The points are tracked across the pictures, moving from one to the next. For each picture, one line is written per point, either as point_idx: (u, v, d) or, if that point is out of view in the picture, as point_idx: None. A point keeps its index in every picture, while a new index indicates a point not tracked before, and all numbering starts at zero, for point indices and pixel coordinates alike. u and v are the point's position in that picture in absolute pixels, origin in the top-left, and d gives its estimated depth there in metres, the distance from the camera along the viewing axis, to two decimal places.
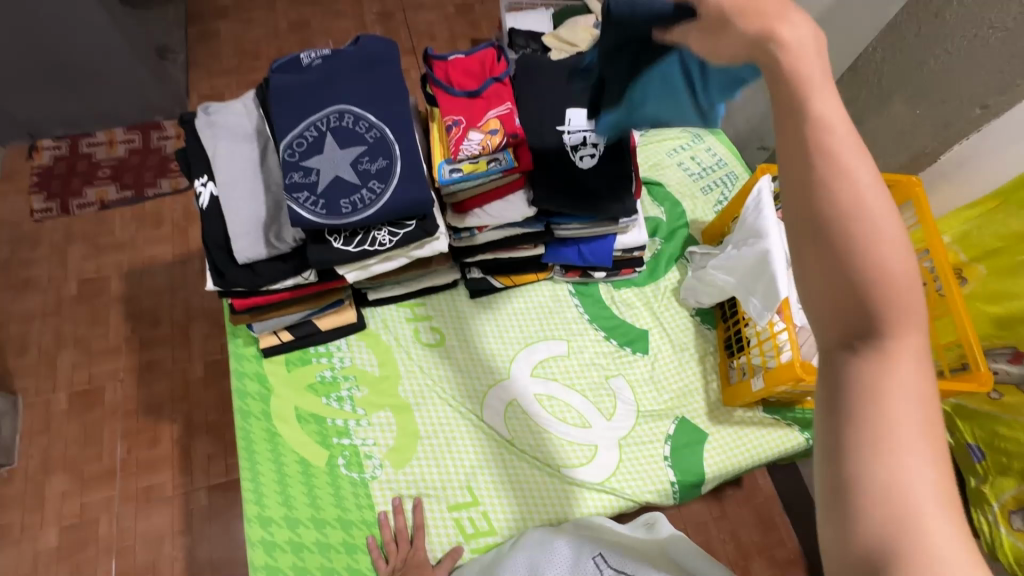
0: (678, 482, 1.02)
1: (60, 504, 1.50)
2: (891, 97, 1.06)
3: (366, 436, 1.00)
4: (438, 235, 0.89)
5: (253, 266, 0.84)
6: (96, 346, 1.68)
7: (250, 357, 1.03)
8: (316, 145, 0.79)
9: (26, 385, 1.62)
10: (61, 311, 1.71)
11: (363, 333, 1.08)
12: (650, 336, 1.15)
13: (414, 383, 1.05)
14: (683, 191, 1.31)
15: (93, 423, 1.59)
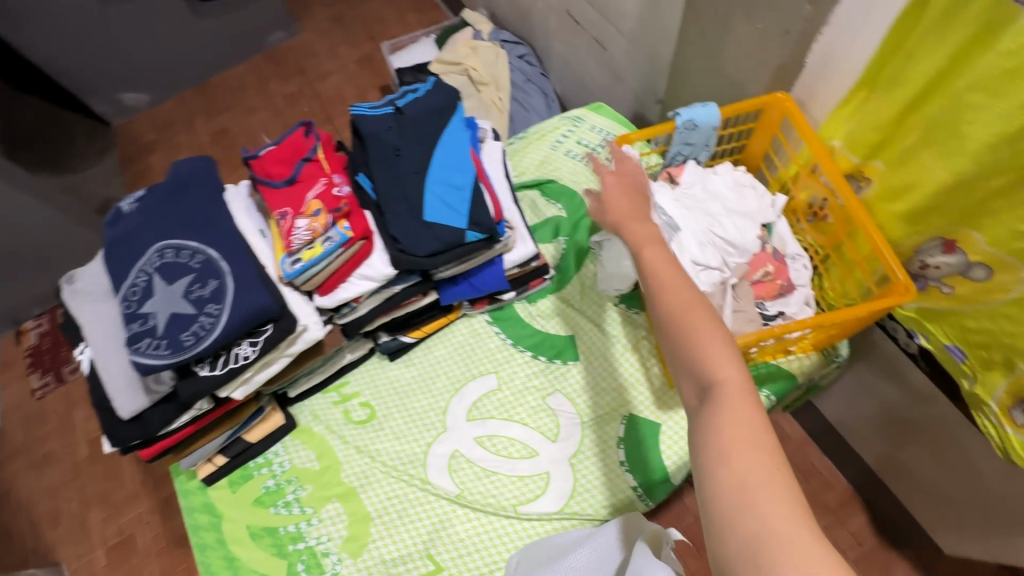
0: (640, 485, 0.96)
1: None
2: (732, 19, 0.97)
3: (320, 534, 0.99)
4: (306, 326, 0.89)
5: (140, 416, 0.86)
6: (118, 496, 1.75)
7: (195, 490, 1.04)
8: (148, 289, 0.80)
9: (68, 553, 1.70)
10: (81, 475, 1.79)
11: (296, 431, 1.08)
12: (577, 341, 1.10)
13: (354, 466, 1.04)
14: (579, 179, 1.24)
15: (132, 570, 1.66)
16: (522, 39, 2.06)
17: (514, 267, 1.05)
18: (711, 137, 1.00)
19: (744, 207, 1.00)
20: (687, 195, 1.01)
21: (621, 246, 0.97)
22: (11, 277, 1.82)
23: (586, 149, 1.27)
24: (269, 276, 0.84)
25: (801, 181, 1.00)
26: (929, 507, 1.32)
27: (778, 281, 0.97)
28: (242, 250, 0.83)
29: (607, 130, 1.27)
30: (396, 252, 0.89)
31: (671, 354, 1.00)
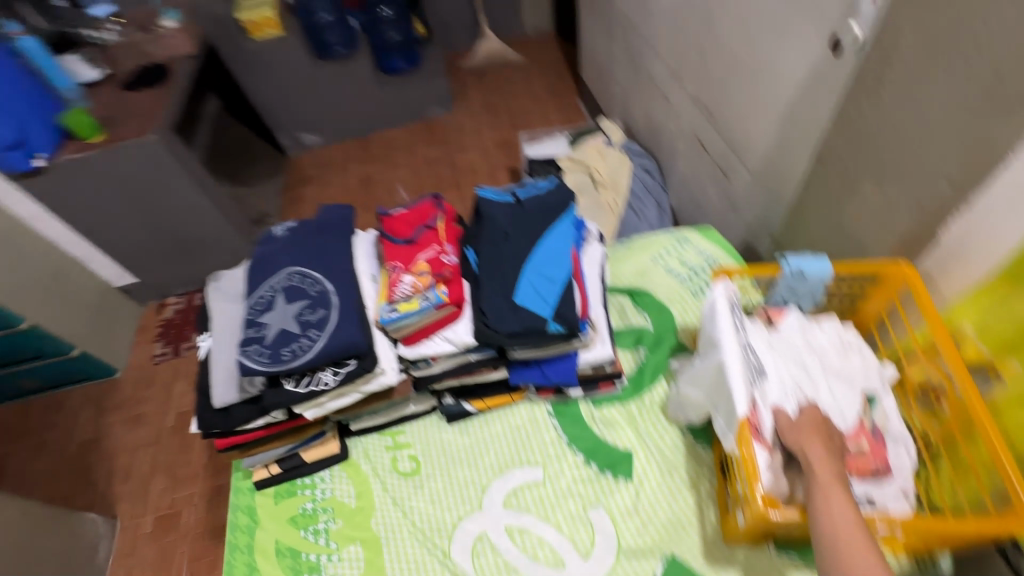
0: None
1: None
2: (861, 182, 0.98)
3: (336, 573, 1.01)
4: (383, 370, 0.95)
5: (227, 409, 0.96)
6: (181, 472, 1.92)
7: (245, 489, 1.12)
8: (271, 303, 0.93)
9: (124, 509, 1.86)
10: (160, 442, 1.99)
11: (345, 463, 1.14)
12: (634, 458, 1.05)
13: (385, 516, 1.06)
14: (672, 295, 1.25)
15: (168, 546, 1.78)
16: (648, 153, 2.18)
17: (587, 366, 1.06)
18: (819, 288, 0.98)
19: (843, 371, 0.94)
20: (784, 340, 0.96)
21: (700, 374, 0.94)
22: (174, 259, 2.17)
23: (686, 270, 1.28)
24: (367, 317, 0.94)
25: (917, 359, 0.92)
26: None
27: (871, 461, 0.87)
28: (352, 290, 0.94)
29: (711, 256, 1.27)
30: (482, 325, 0.96)
31: (731, 506, 0.93)
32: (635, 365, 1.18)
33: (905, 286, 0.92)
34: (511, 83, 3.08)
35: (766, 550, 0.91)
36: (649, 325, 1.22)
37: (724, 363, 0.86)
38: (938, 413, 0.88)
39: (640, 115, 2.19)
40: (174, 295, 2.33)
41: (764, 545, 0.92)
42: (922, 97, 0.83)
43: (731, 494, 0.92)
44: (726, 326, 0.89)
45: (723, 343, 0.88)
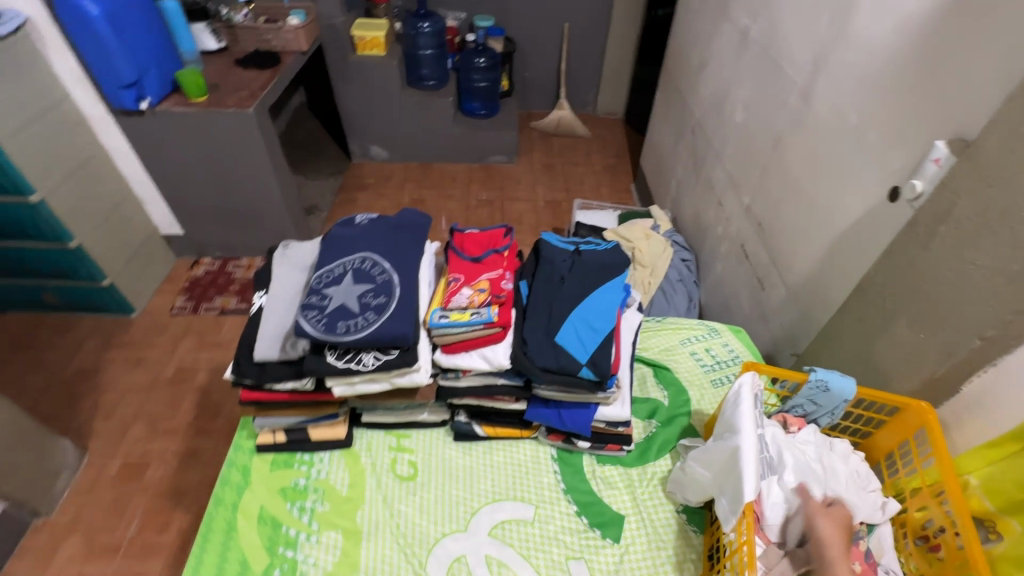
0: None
1: (63, 567, 1.54)
2: (894, 319, 1.06)
3: (310, 554, 1.01)
4: (418, 368, 1.01)
5: (264, 364, 1.01)
6: (163, 424, 1.86)
7: (245, 449, 1.14)
8: (338, 279, 1.01)
9: (97, 446, 1.80)
10: (153, 389, 1.95)
11: (346, 451, 1.16)
12: (625, 523, 1.06)
13: (372, 511, 1.07)
14: (693, 379, 1.30)
15: (125, 495, 1.69)
16: (689, 247, 2.29)
17: (601, 421, 1.10)
18: (839, 407, 1.02)
19: (851, 496, 0.95)
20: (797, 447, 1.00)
21: (709, 455, 0.98)
22: (226, 223, 2.26)
23: (711, 360, 1.34)
24: (419, 315, 1.00)
25: (920, 499, 0.94)
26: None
27: None
28: (414, 287, 1.01)
29: (737, 353, 1.33)
30: (519, 352, 1.01)
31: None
32: (645, 435, 1.20)
33: (920, 425, 0.96)
34: (573, 153, 3.28)
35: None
36: (665, 400, 1.26)
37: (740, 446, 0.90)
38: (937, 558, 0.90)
39: (689, 212, 2.32)
40: (211, 257, 2.40)
41: None
42: (965, 256, 0.92)
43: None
44: (748, 412, 0.94)
45: (742, 427, 0.93)
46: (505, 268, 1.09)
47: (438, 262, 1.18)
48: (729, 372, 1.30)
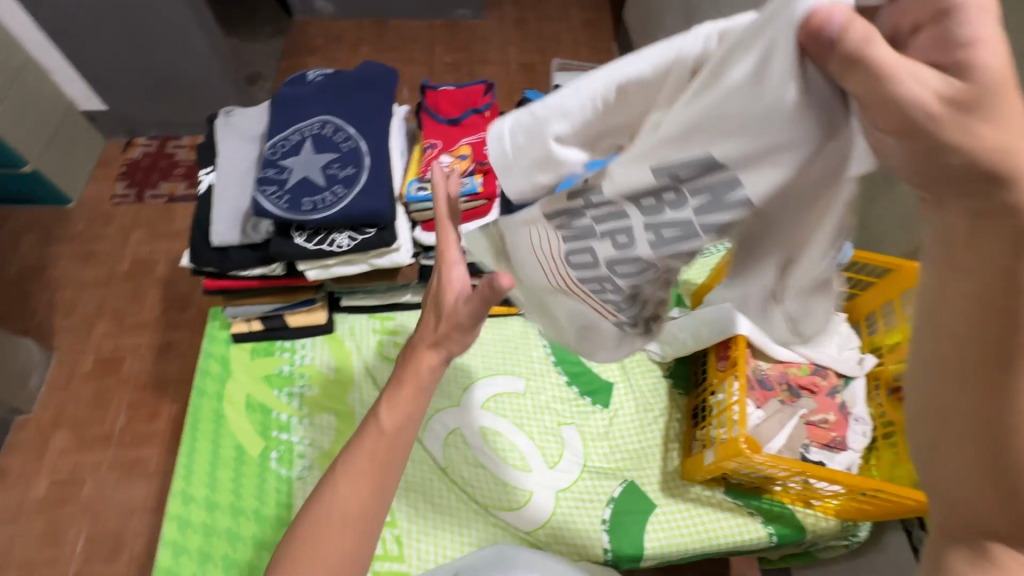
0: (611, 551, 0.94)
1: (57, 458, 1.55)
2: None
3: (304, 435, 1.01)
4: (398, 248, 0.93)
5: (225, 250, 0.91)
6: (130, 319, 1.77)
7: (221, 340, 1.08)
8: (296, 148, 0.87)
9: (63, 343, 1.72)
10: (111, 284, 1.83)
11: (329, 336, 1.12)
12: (614, 389, 1.09)
13: (362, 393, 1.06)
14: None
15: (106, 389, 1.66)
16: None
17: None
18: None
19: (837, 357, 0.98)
20: None
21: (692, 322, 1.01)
22: (154, 96, 1.95)
23: None
24: (394, 189, 0.89)
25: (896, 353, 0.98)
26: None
27: (832, 432, 0.94)
28: (385, 157, 0.88)
29: None
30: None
31: (698, 446, 0.99)
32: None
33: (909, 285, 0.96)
34: (549, 6, 2.88)
35: (715, 491, 1.00)
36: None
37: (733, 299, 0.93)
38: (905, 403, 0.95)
39: None
40: (144, 136, 2.08)
41: (715, 487, 1.00)
42: None
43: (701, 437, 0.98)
44: None
45: None
46: (486, 130, 0.96)
47: (410, 127, 1.04)
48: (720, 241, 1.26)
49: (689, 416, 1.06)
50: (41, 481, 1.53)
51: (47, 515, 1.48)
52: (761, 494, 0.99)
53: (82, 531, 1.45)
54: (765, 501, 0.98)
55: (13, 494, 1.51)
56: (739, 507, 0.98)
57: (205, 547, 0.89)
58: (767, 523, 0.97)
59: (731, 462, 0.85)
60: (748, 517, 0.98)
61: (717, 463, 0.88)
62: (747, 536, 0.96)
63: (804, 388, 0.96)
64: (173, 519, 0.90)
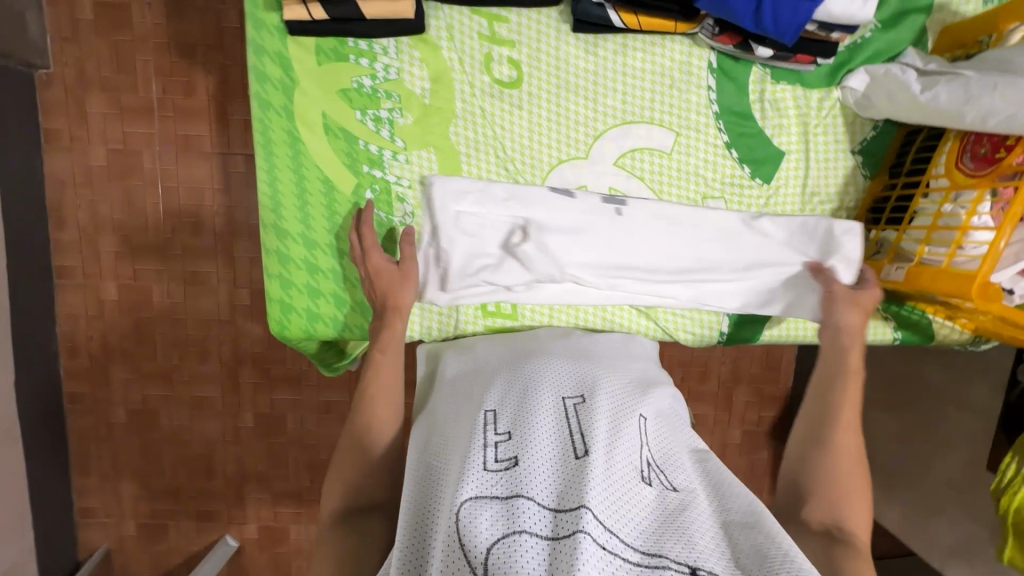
0: (728, 334, 0.95)
1: (115, 264, 1.39)
2: None
3: (401, 175, 0.88)
4: None
5: None
6: (126, 99, 1.31)
7: (271, 29, 0.82)
8: None
9: (58, 125, 1.32)
10: (79, 39, 1.28)
11: (420, 39, 0.85)
12: (784, 160, 0.91)
13: (468, 129, 0.88)
14: None
15: (136, 190, 1.36)
16: None
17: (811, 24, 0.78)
18: None
19: None
20: None
21: (986, 63, 0.74)
22: None
23: None
24: None
25: None
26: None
27: None
28: None
29: None
30: None
31: (866, 250, 0.89)
32: (836, 60, 0.87)
33: None
34: None
35: None
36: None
37: None
38: None
39: None
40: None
41: None
42: None
43: (880, 240, 0.86)
44: None
45: None
46: None
47: None
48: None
49: (867, 204, 0.91)
50: (109, 282, 1.41)
51: (128, 318, 1.42)
52: (905, 302, 0.95)
53: (172, 339, 1.44)
54: (907, 309, 0.95)
55: (88, 293, 1.41)
56: (876, 311, 0.95)
57: (312, 285, 0.90)
58: (897, 329, 0.96)
59: (932, 292, 0.74)
60: (881, 321, 0.96)
61: (909, 284, 0.77)
62: (873, 336, 0.96)
63: None
64: (276, 321, 0.89)
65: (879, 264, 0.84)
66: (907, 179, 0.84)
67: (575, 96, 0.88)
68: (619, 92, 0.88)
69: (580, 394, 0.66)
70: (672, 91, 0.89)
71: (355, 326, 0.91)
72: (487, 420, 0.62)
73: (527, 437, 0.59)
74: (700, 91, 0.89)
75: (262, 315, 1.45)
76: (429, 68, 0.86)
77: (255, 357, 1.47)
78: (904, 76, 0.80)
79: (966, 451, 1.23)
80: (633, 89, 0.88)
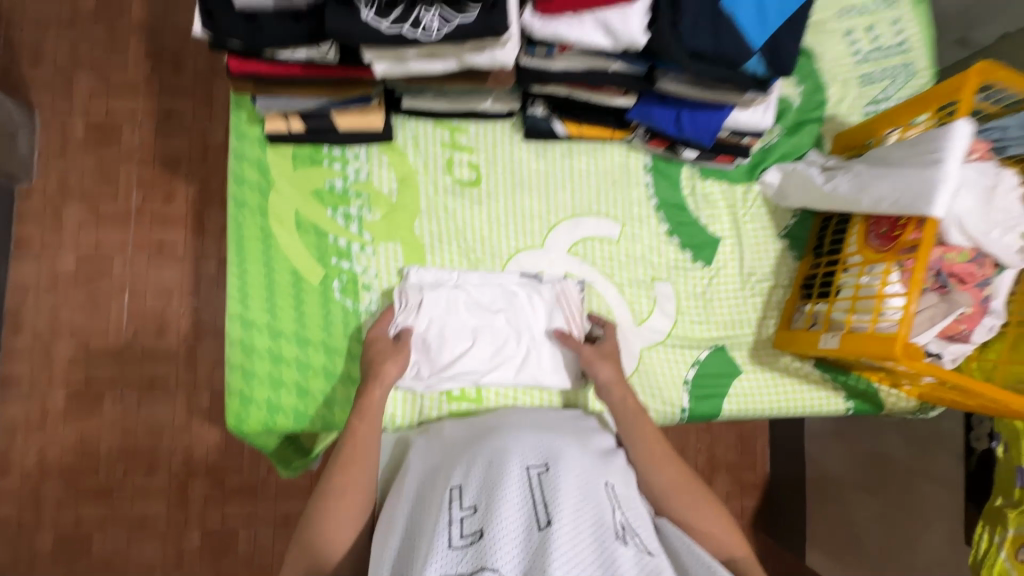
0: (690, 410, 0.96)
1: (67, 371, 1.35)
2: None
3: (368, 265, 0.93)
4: (504, 42, 0.69)
5: (254, 18, 0.68)
6: (104, 207, 1.37)
7: (252, 139, 0.91)
8: None
9: (30, 234, 1.35)
10: (67, 155, 1.37)
11: (388, 146, 0.95)
12: (720, 246, 1.01)
13: (432, 223, 0.95)
14: (837, 72, 1.05)
15: (101, 294, 1.36)
16: None
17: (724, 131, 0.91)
18: None
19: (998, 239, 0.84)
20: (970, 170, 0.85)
21: (869, 160, 0.87)
22: None
23: (869, 45, 1.05)
24: None
25: None
26: (833, 541, 1.50)
27: (963, 325, 0.88)
28: None
29: (906, 39, 1.05)
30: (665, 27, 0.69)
31: (804, 323, 0.95)
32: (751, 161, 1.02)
33: None
34: None
35: (805, 364, 1.00)
36: (796, 103, 1.03)
37: (943, 163, 0.75)
38: None
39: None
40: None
41: (806, 360, 1.00)
42: None
43: (815, 313, 0.93)
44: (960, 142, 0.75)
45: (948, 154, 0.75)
46: None
47: None
48: (887, 66, 1.05)
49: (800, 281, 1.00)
50: (57, 390, 1.35)
51: (72, 429, 1.34)
52: (851, 372, 1.00)
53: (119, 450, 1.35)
54: (854, 378, 1.00)
55: (31, 403, 1.34)
56: (826, 381, 1.00)
57: (275, 375, 0.89)
58: (849, 399, 1.00)
59: (865, 356, 0.79)
60: (833, 391, 1.00)
61: (844, 350, 0.82)
62: (827, 407, 0.99)
63: (954, 276, 0.86)
64: (233, 415, 0.87)
65: (817, 334, 0.89)
66: (827, 258, 0.94)
67: (529, 193, 0.98)
68: (568, 189, 0.99)
69: (545, 460, 0.63)
70: (615, 187, 1.00)
71: (317, 416, 0.90)
72: (452, 496, 0.60)
73: (491, 511, 0.57)
74: (638, 186, 1.00)
75: (220, 419, 1.38)
76: (396, 171, 0.95)
77: (209, 466, 1.38)
78: (808, 171, 0.93)
79: (944, 527, 1.22)
80: (580, 186, 0.99)
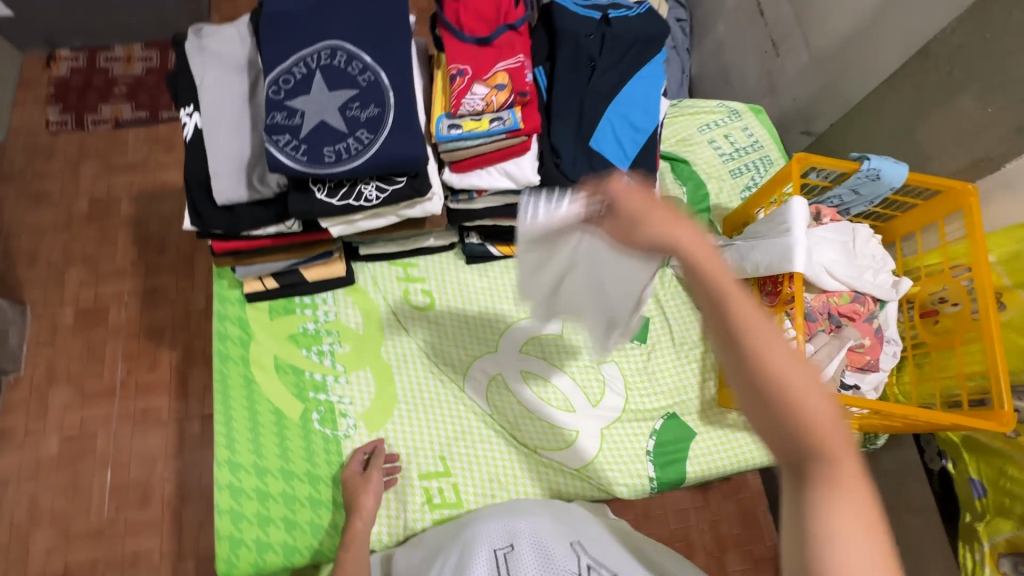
0: (656, 479, 1.04)
1: (45, 561, 1.32)
2: (958, 93, 0.97)
3: (343, 393, 1.04)
4: (430, 197, 0.89)
5: (231, 209, 0.87)
6: (90, 386, 1.45)
7: (233, 300, 1.06)
8: (304, 84, 0.79)
9: (16, 424, 1.41)
10: (56, 343, 1.48)
11: (351, 288, 1.10)
12: (650, 324, 1.16)
13: (397, 346, 1.08)
14: (711, 171, 1.29)
15: (83, 473, 1.39)
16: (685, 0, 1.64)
17: None
18: (880, 195, 1.03)
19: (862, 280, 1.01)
20: (823, 232, 1.04)
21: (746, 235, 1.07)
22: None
23: (730, 148, 1.32)
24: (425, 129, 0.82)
25: (937, 274, 1.04)
26: None
27: (867, 356, 1.01)
28: (415, 125, 0.79)
29: (757, 138, 1.31)
30: (551, 166, 0.89)
31: None
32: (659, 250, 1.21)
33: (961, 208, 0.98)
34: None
35: None
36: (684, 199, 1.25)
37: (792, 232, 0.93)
38: (936, 324, 1.03)
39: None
40: (56, 108, 1.63)
41: None
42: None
43: None
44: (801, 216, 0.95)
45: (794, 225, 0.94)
46: (523, 52, 0.89)
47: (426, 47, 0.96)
48: (749, 160, 1.31)
49: None
50: None
51: None
52: None
53: None
54: None
55: None
56: None
57: (262, 512, 0.95)
58: None
59: None
60: None
61: None
62: None
63: (844, 315, 1.01)
64: (224, 560, 0.91)
65: None
66: None
67: (479, 306, 1.13)
68: (511, 297, 1.15)
69: (509, 542, 0.77)
70: None
71: (307, 546, 0.95)
72: None
73: None
74: None
75: None
76: (360, 307, 1.10)
77: None
78: None
79: None
80: (521, 293, 1.15)
